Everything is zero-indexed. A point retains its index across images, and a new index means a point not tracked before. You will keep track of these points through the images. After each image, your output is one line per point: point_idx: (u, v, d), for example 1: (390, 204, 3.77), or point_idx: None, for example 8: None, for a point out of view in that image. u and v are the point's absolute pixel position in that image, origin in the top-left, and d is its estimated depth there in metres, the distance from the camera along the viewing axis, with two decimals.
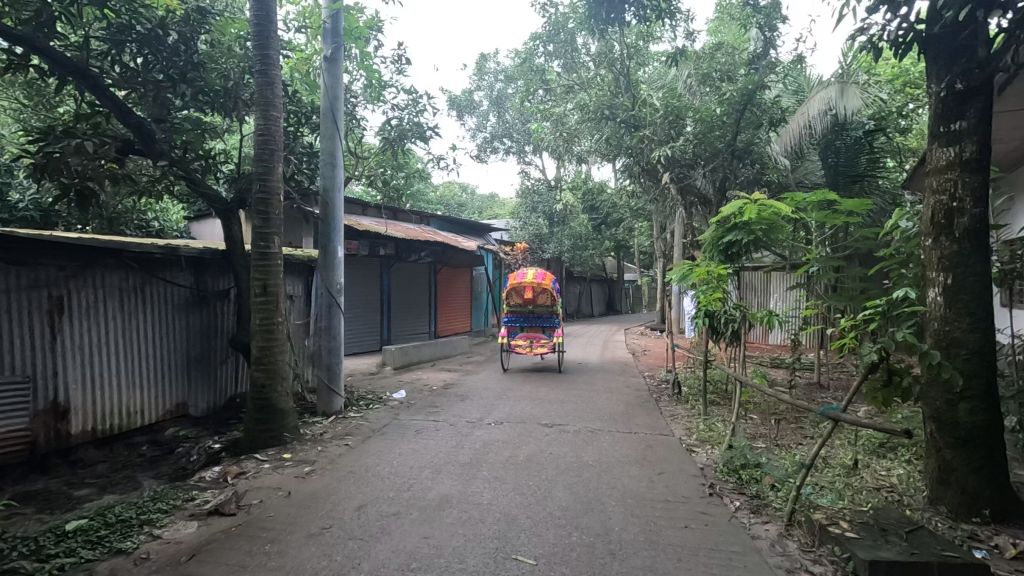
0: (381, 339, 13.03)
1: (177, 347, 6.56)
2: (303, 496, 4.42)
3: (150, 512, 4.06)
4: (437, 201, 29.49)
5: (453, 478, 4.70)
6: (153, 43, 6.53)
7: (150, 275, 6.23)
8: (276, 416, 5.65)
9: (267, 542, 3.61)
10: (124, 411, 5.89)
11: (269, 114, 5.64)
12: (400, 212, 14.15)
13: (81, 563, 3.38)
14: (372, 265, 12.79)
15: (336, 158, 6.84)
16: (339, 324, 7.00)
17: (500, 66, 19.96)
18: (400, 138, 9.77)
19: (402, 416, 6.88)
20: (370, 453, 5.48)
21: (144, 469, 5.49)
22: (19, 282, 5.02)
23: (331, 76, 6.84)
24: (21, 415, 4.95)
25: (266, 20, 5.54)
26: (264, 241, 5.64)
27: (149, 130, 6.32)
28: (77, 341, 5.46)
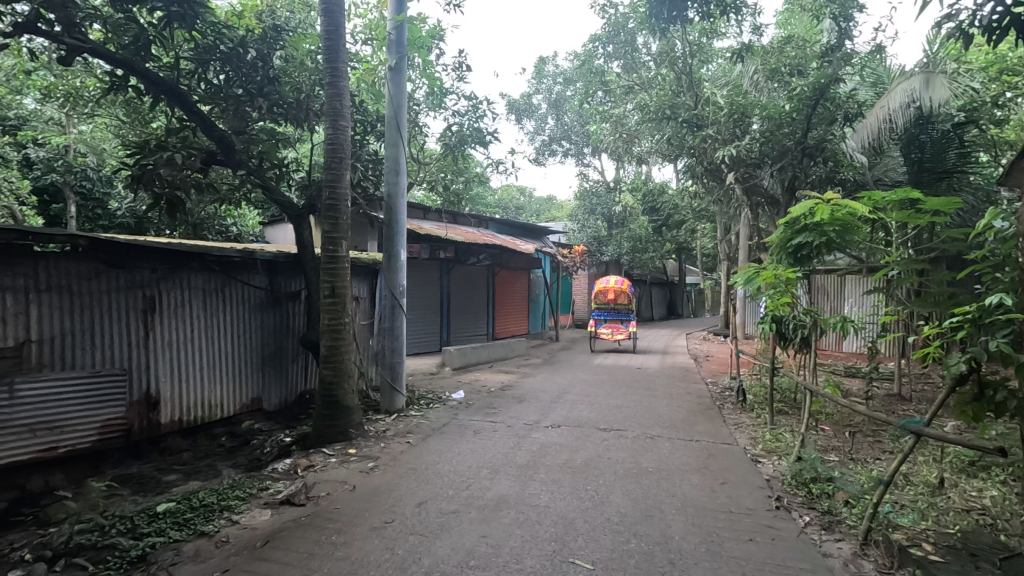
0: (441, 339, 13.34)
1: (253, 345, 6.98)
2: (367, 490, 4.60)
3: (230, 499, 4.35)
4: (495, 206, 29.87)
5: (511, 479, 4.75)
6: (235, 60, 7.00)
7: (229, 277, 6.66)
8: (342, 413, 5.90)
9: (334, 532, 3.79)
10: (206, 404, 6.34)
11: (337, 124, 5.91)
12: (460, 216, 14.43)
13: (170, 543, 3.67)
14: (433, 267, 13.12)
15: (400, 164, 7.08)
16: (402, 324, 7.22)
17: (558, 68, 19.95)
18: (460, 144, 9.97)
19: (461, 416, 7.02)
20: (430, 451, 5.62)
21: (223, 459, 5.87)
22: (117, 283, 5.51)
23: (395, 85, 7.09)
24: (118, 405, 5.42)
25: (336, 34, 5.80)
26: (332, 245, 5.92)
27: (230, 141, 6.77)
28: (166, 338, 5.92)
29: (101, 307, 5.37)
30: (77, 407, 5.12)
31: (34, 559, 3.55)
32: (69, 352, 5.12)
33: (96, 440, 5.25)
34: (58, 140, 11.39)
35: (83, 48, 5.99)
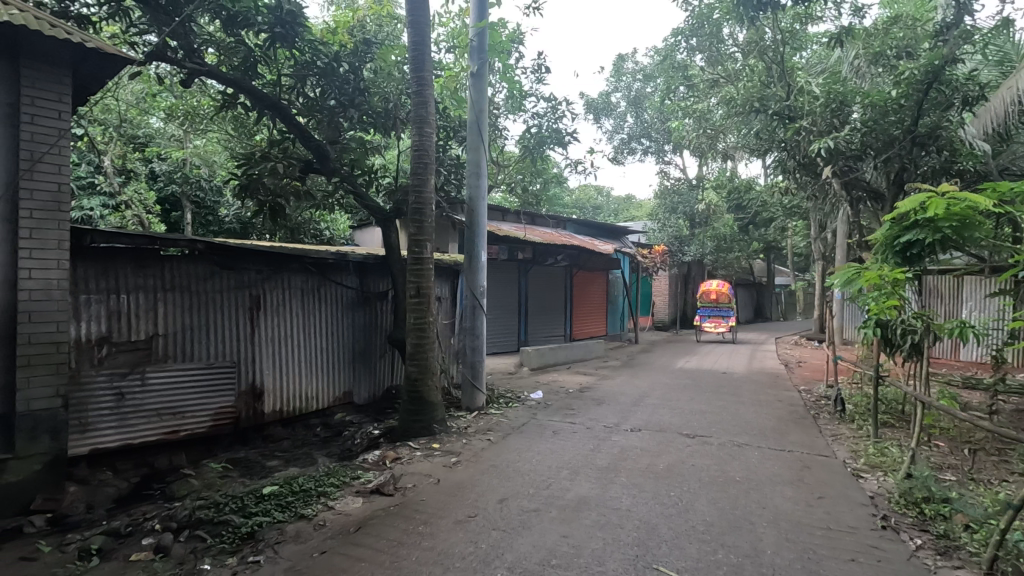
0: (519, 339, 13.50)
1: (345, 342, 7.41)
2: (451, 484, 4.75)
3: (326, 486, 4.64)
4: (573, 207, 29.81)
5: (591, 481, 4.72)
6: (330, 74, 7.46)
7: (324, 278, 7.10)
8: (426, 408, 6.13)
9: (421, 523, 3.95)
10: (304, 396, 6.81)
11: (423, 130, 6.15)
12: (538, 216, 14.53)
13: (274, 523, 3.98)
14: (511, 269, 13.31)
15: (481, 168, 7.25)
16: (482, 324, 7.38)
17: (638, 65, 19.56)
18: (539, 146, 10.05)
19: (540, 416, 7.07)
20: (510, 450, 5.71)
21: (319, 448, 6.27)
22: (229, 283, 6.05)
23: (477, 91, 7.27)
24: (229, 394, 5.96)
25: (422, 45, 6.03)
26: (418, 247, 6.17)
27: (326, 150, 7.25)
28: (269, 334, 6.43)
29: (215, 305, 5.92)
30: (195, 395, 5.68)
31: (162, 529, 3.99)
32: (189, 345, 5.71)
33: (210, 426, 5.80)
34: (178, 154, 12.67)
35: (202, 71, 6.67)
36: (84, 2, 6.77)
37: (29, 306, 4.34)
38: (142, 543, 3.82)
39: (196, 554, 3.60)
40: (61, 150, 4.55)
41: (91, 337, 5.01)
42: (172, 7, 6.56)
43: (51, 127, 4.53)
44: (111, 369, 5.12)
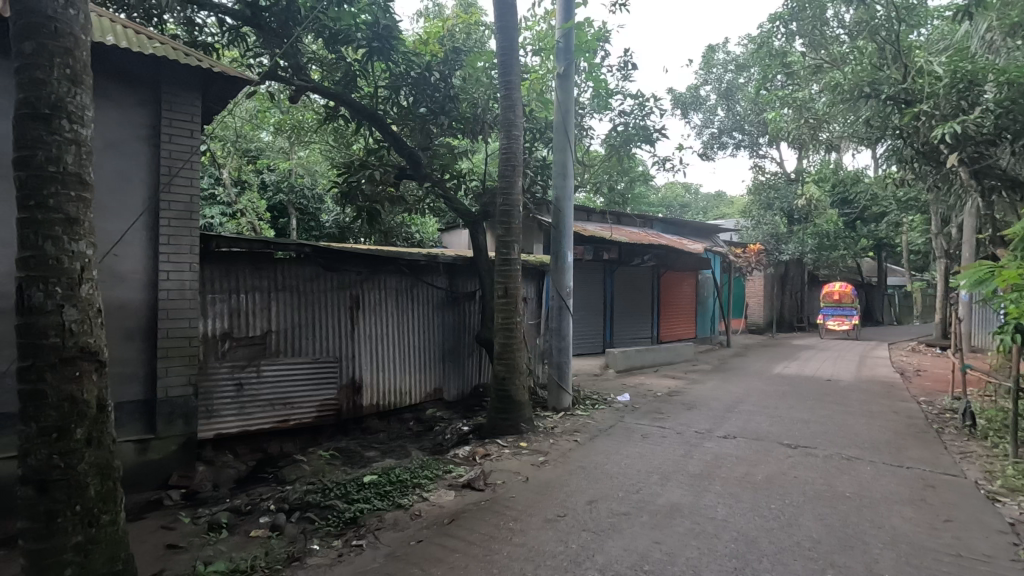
0: (605, 341, 13.40)
1: (435, 340, 7.67)
2: (539, 482, 4.79)
3: (420, 477, 4.83)
4: (659, 206, 29.07)
5: (684, 487, 4.57)
6: (422, 83, 7.79)
7: (416, 279, 7.42)
8: (513, 407, 6.21)
9: (511, 519, 4.02)
10: (397, 391, 7.15)
11: (511, 133, 6.25)
12: (624, 216, 14.31)
13: (374, 510, 4.21)
14: (596, 270, 13.25)
15: (568, 168, 7.25)
16: (569, 325, 7.37)
17: (730, 55, 18.61)
18: (626, 143, 9.87)
19: (628, 419, 6.95)
20: (598, 451, 5.67)
21: (412, 441, 6.55)
22: (331, 284, 6.48)
23: (563, 92, 7.27)
24: (331, 388, 6.38)
25: (510, 50, 6.12)
26: (506, 248, 6.28)
27: (418, 156, 7.59)
28: (367, 332, 6.81)
29: (320, 304, 6.37)
30: (302, 387, 6.14)
31: (276, 509, 4.34)
32: (297, 341, 6.18)
33: (315, 416, 6.24)
34: (284, 165, 13.81)
35: (308, 87, 7.25)
36: (209, 31, 7.58)
37: (166, 305, 4.89)
38: (259, 521, 4.19)
39: (306, 535, 3.89)
40: (192, 166, 5.08)
41: (215, 332, 5.57)
42: (283, 30, 7.16)
43: (184, 146, 5.06)
44: (232, 361, 5.66)
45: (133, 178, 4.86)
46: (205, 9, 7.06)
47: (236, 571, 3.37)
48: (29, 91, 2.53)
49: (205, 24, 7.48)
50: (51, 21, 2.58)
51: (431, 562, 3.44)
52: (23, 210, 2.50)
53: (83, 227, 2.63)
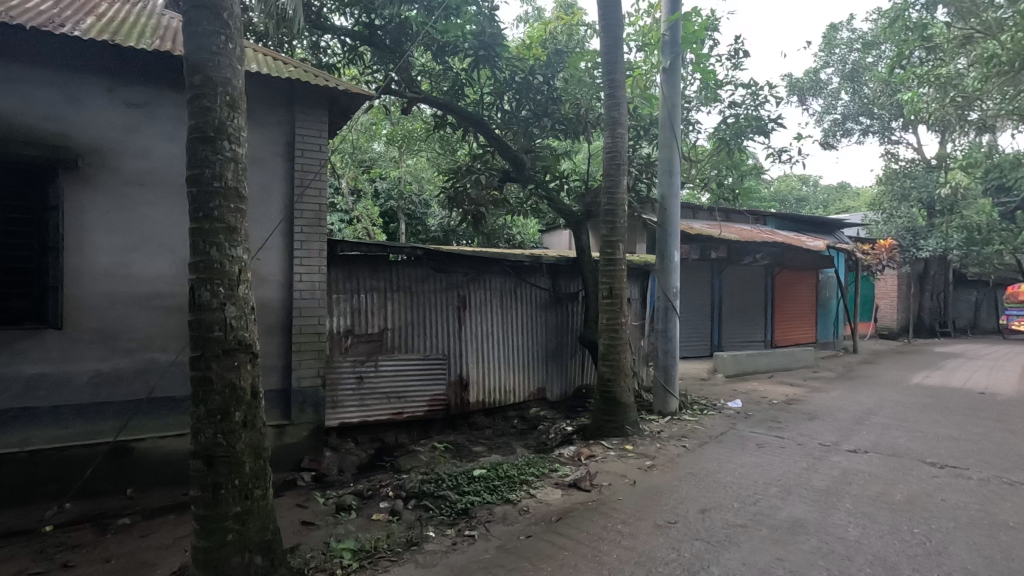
0: (713, 344, 12.81)
1: (539, 340, 7.75)
2: (647, 487, 4.69)
3: (527, 474, 4.90)
4: (771, 201, 27.27)
5: (807, 503, 4.25)
6: (525, 87, 7.93)
7: (520, 279, 7.54)
8: (618, 410, 6.11)
9: (620, 521, 3.99)
10: (502, 389, 7.32)
11: (615, 132, 6.16)
12: (734, 212, 13.49)
13: (484, 503, 4.35)
14: (703, 269, 12.75)
15: (674, 165, 7.02)
16: (676, 326, 7.13)
17: (856, 32, 16.87)
18: (736, 136, 9.35)
19: (741, 427, 6.59)
20: (709, 459, 5.43)
21: (517, 438, 6.67)
22: (441, 284, 6.81)
23: (669, 86, 7.05)
24: (441, 384, 6.70)
25: (615, 47, 6.05)
26: (610, 248, 6.20)
27: (521, 160, 7.75)
28: (473, 331, 7.05)
29: (431, 303, 6.70)
30: (415, 382, 6.51)
31: (394, 496, 4.63)
32: (410, 338, 6.56)
33: (425, 410, 6.58)
34: (394, 172, 14.70)
35: (418, 98, 7.69)
36: (331, 53, 8.27)
37: (299, 304, 5.41)
38: (380, 505, 4.50)
39: (422, 522, 4.12)
40: (320, 177, 5.56)
41: (339, 329, 6.07)
42: (397, 46, 7.65)
43: (314, 159, 5.56)
44: (353, 356, 6.14)
45: (272, 190, 5.43)
46: (328, 33, 7.73)
47: (362, 550, 3.65)
48: (199, 117, 2.92)
49: (328, 47, 8.17)
50: (215, 55, 2.96)
51: (541, 558, 3.50)
52: (194, 221, 2.90)
53: (240, 235, 2.98)
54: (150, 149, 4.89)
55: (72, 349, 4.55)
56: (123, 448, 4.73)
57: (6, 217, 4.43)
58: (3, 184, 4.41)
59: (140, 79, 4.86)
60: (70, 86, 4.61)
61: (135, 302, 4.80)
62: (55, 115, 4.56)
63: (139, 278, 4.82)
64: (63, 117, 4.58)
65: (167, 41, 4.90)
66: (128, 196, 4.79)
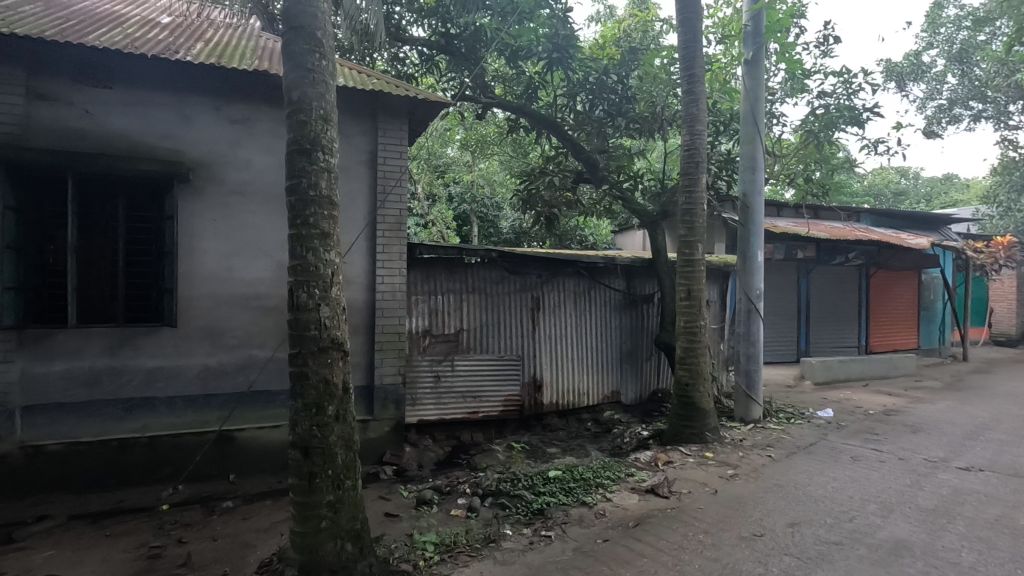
0: (799, 349, 12.14)
1: (614, 343, 7.64)
2: (729, 497, 4.51)
3: (603, 477, 4.86)
4: (863, 196, 25.45)
5: (912, 523, 3.92)
6: (599, 86, 7.87)
7: (594, 280, 7.47)
8: (697, 415, 5.90)
9: (701, 531, 3.87)
10: (576, 391, 7.30)
11: (694, 129, 5.96)
12: (822, 208, 12.72)
13: (560, 504, 4.36)
14: (789, 270, 12.09)
15: (757, 161, 6.70)
16: (759, 330, 6.80)
17: (965, 8, 15.32)
18: (826, 128, 8.78)
19: (833, 438, 6.18)
20: (797, 470, 5.14)
21: (591, 441, 6.62)
22: (515, 286, 6.88)
23: (752, 78, 6.74)
24: (515, 384, 6.78)
25: (693, 41, 5.87)
26: (688, 248, 6.02)
27: (594, 160, 7.69)
28: (547, 332, 7.08)
29: (505, 304, 6.80)
30: (490, 382, 6.62)
31: (471, 493, 4.73)
32: (485, 339, 6.68)
33: (500, 410, 6.68)
34: (468, 176, 15.06)
35: (493, 103, 7.83)
36: (409, 63, 8.59)
37: (381, 305, 5.67)
38: (458, 501, 4.62)
39: (499, 520, 4.19)
40: (401, 184, 5.80)
41: (418, 329, 6.29)
42: (471, 53, 7.83)
43: (396, 166, 5.81)
44: (431, 355, 6.34)
45: (358, 197, 5.72)
46: (407, 45, 8.05)
47: (443, 543, 3.77)
48: (297, 131, 3.13)
49: (406, 57, 8.50)
50: (311, 72, 3.18)
51: (619, 563, 3.46)
52: (293, 227, 3.12)
53: (333, 239, 3.17)
54: (250, 162, 5.30)
55: (184, 344, 5.02)
56: (227, 436, 5.16)
57: (130, 226, 4.95)
58: (128, 197, 4.93)
59: (242, 98, 5.28)
60: (182, 106, 5.09)
61: (236, 303, 5.21)
62: (169, 134, 5.04)
63: (240, 280, 5.23)
64: (176, 135, 5.07)
65: (264, 61, 5.31)
66: (231, 205, 5.22)
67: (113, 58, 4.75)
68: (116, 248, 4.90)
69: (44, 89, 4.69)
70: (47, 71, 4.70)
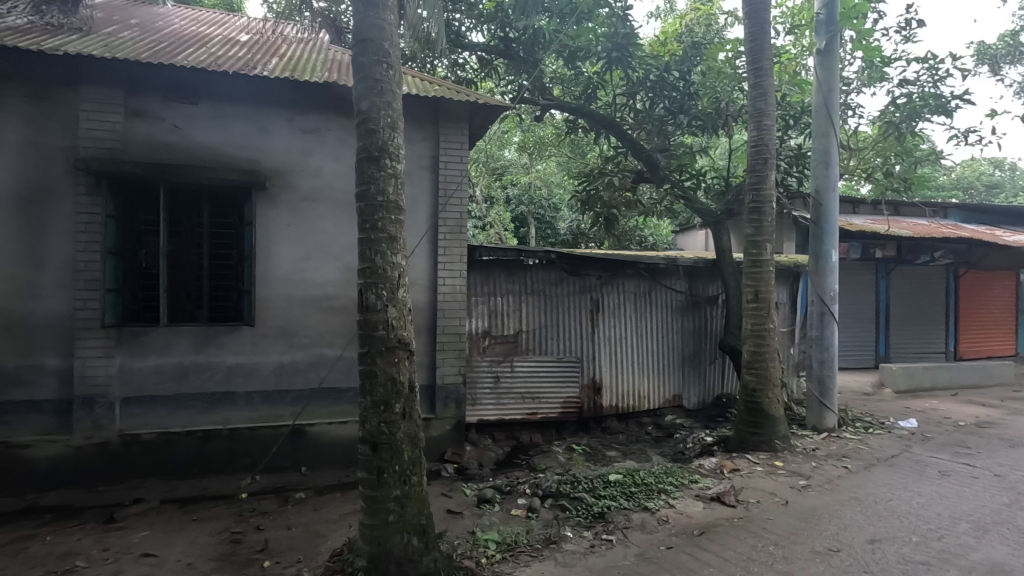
0: (878, 355, 11.42)
1: (676, 346, 7.46)
2: (801, 508, 4.30)
3: (665, 483, 4.75)
4: (950, 190, 23.59)
5: (1010, 546, 3.61)
6: (660, 83, 7.72)
7: (655, 282, 7.32)
8: (766, 422, 5.66)
9: (771, 543, 3.71)
10: (636, 394, 7.18)
11: (762, 124, 5.73)
12: (904, 204, 11.91)
13: (621, 508, 4.30)
14: (865, 270, 11.40)
15: (831, 155, 6.36)
16: (834, 333, 6.45)
17: None
18: (909, 118, 8.28)
19: (918, 450, 5.76)
20: (876, 483, 4.83)
21: (652, 445, 6.49)
22: (574, 288, 6.86)
23: (825, 68, 6.40)
24: (575, 386, 6.75)
25: (761, 33, 5.64)
26: (756, 248, 5.79)
27: (655, 159, 7.56)
28: (606, 334, 7.00)
29: (564, 306, 6.79)
30: (549, 384, 6.62)
31: (531, 493, 4.75)
32: (544, 341, 6.69)
33: (559, 412, 6.66)
34: (525, 178, 15.15)
35: (551, 104, 7.85)
36: (469, 68, 8.74)
37: (443, 306, 5.80)
38: (518, 501, 4.65)
39: (559, 521, 4.19)
40: (462, 187, 5.91)
41: (478, 330, 6.39)
42: (529, 56, 7.88)
43: (457, 170, 5.92)
44: (491, 356, 6.43)
45: (421, 202, 5.88)
46: (467, 51, 8.19)
47: (504, 542, 3.81)
48: (365, 139, 3.26)
49: (466, 63, 8.64)
50: (378, 83, 3.30)
51: (684, 572, 3.38)
52: (362, 232, 3.25)
53: (399, 243, 3.28)
54: (321, 170, 5.56)
55: (261, 342, 5.33)
56: (300, 431, 5.42)
57: (214, 232, 5.32)
58: (211, 205, 5.30)
59: (313, 109, 5.56)
60: (260, 119, 5.42)
61: (308, 304, 5.48)
62: (248, 145, 5.37)
63: (312, 282, 5.50)
64: (255, 146, 5.39)
65: (333, 73, 5.55)
66: (303, 211, 5.50)
67: (200, 76, 5.12)
68: (202, 252, 5.28)
69: (141, 106, 5.11)
70: (143, 90, 5.12)
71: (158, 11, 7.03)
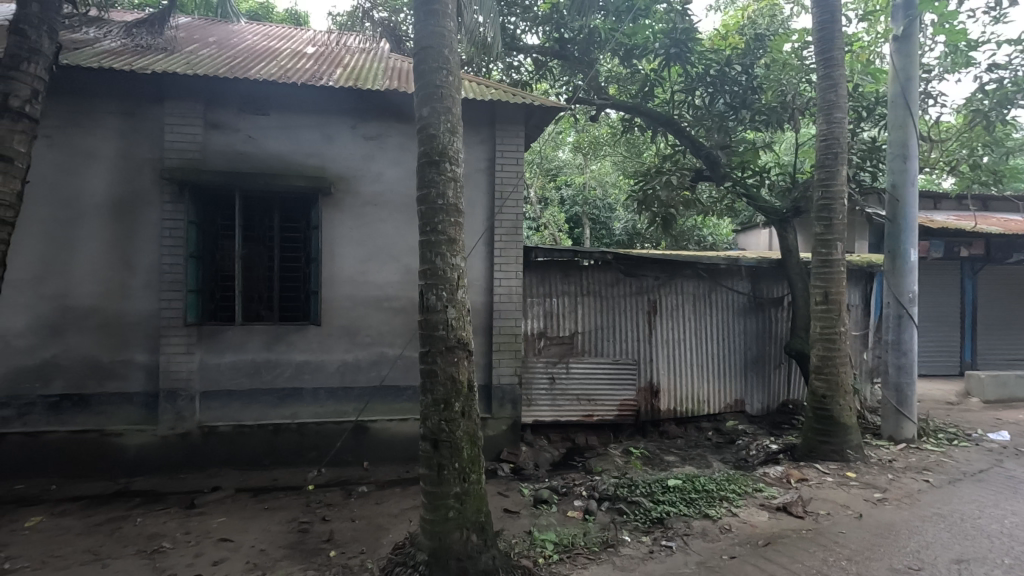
0: (964, 361, 10.59)
1: (738, 349, 7.20)
2: (877, 523, 4.06)
3: (727, 490, 4.60)
4: None
5: None
6: (720, 78, 7.50)
7: (715, 283, 7.11)
8: (837, 431, 5.38)
9: (844, 558, 3.53)
10: (696, 398, 6.98)
11: (832, 117, 5.45)
12: (993, 198, 10.99)
13: (680, 515, 4.20)
14: (949, 270, 10.60)
15: (909, 148, 5.97)
16: (913, 338, 6.03)
17: None
18: (1000, 105, 7.60)
19: (1011, 466, 5.31)
20: (963, 500, 4.49)
21: (713, 451, 6.30)
22: (631, 289, 6.76)
23: (903, 55, 6.01)
24: (631, 388, 6.65)
25: (831, 22, 5.37)
26: (826, 247, 5.50)
27: (715, 157, 7.36)
28: (664, 336, 6.86)
29: (620, 307, 6.71)
30: (605, 385, 6.55)
31: (588, 495, 4.72)
32: (600, 342, 6.63)
33: (616, 415, 6.58)
34: (580, 179, 15.06)
35: (606, 104, 7.79)
36: (524, 70, 8.80)
37: (499, 306, 5.86)
38: (575, 503, 4.63)
39: (617, 525, 4.14)
40: (518, 189, 5.96)
41: (533, 331, 6.42)
42: (585, 56, 7.83)
43: (513, 172, 5.97)
44: (546, 357, 6.44)
45: (477, 204, 5.97)
46: (522, 53, 8.25)
47: (561, 543, 3.81)
48: (426, 144, 3.35)
49: (521, 65, 8.70)
50: (438, 89, 3.38)
51: None
52: (423, 234, 3.34)
53: (458, 245, 3.35)
54: (382, 174, 5.75)
55: (326, 341, 5.57)
56: (362, 427, 5.62)
57: (283, 236, 5.60)
58: (281, 210, 5.59)
59: (374, 115, 5.75)
60: (326, 127, 5.66)
61: (370, 304, 5.67)
62: (315, 152, 5.63)
63: (373, 283, 5.69)
64: (321, 153, 5.64)
65: (394, 81, 5.73)
66: (365, 215, 5.70)
67: (271, 88, 5.41)
68: (273, 255, 5.57)
69: (218, 118, 5.46)
70: (221, 104, 5.46)
71: (233, 29, 7.49)
